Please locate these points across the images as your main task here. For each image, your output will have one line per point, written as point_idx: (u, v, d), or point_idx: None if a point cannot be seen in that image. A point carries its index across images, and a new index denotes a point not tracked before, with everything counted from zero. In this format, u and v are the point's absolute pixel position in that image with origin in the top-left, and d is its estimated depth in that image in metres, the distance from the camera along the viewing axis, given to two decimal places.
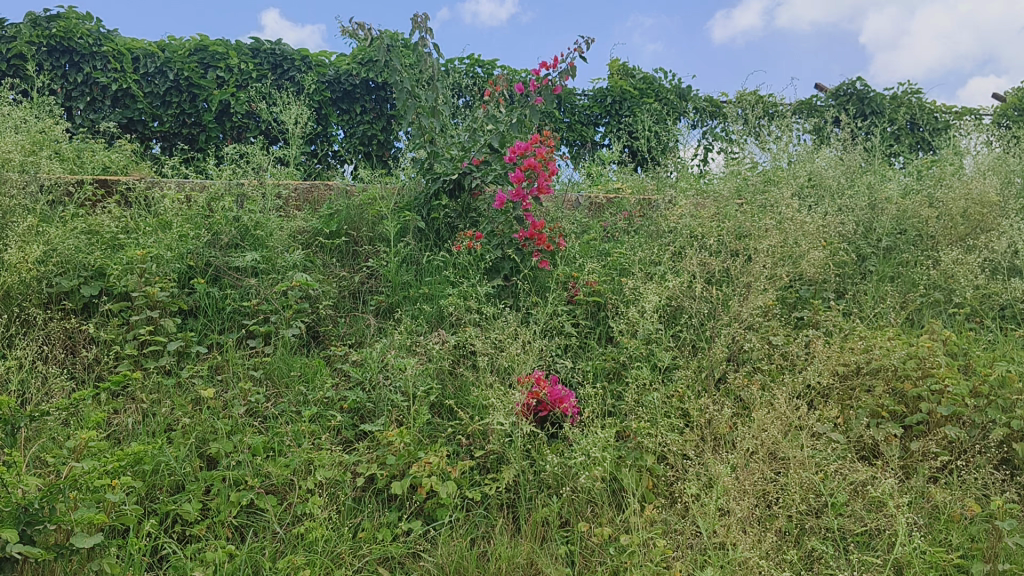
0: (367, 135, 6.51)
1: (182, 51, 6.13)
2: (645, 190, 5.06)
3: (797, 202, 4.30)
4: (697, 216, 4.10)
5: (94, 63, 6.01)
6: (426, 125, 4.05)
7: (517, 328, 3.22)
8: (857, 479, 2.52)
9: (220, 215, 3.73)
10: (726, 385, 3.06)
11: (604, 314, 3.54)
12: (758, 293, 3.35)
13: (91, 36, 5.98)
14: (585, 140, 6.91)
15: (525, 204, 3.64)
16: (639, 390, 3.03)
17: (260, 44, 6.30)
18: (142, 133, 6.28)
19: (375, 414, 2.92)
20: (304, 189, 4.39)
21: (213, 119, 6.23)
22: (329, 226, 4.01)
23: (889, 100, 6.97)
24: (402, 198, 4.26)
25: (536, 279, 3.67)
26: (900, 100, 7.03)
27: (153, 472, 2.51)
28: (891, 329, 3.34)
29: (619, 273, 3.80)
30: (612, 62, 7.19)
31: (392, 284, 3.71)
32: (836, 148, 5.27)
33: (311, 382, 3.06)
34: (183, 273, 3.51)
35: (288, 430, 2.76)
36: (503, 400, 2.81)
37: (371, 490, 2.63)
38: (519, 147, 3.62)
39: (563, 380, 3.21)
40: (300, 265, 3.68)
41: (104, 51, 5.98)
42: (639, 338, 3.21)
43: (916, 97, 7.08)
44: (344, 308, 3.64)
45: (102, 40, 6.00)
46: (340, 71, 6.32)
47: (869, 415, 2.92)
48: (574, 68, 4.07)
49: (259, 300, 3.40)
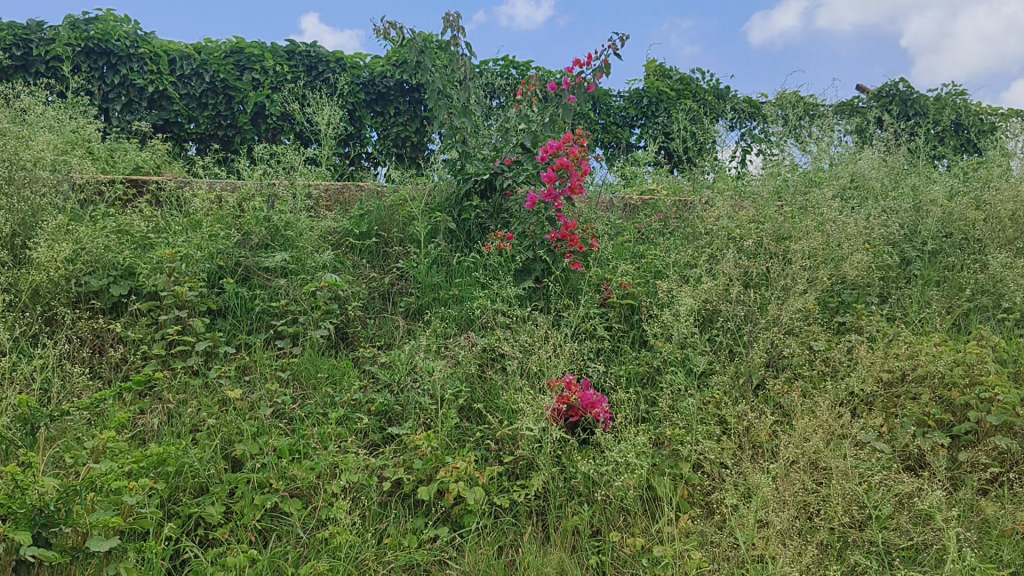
0: (401, 137, 6.48)
1: (218, 53, 6.18)
2: (682, 191, 4.97)
3: (838, 204, 4.19)
4: (734, 219, 4.00)
5: (130, 65, 6.04)
6: (458, 126, 4.01)
7: (548, 331, 3.15)
8: (903, 491, 2.43)
9: (251, 215, 3.71)
10: (765, 392, 2.96)
11: (638, 317, 3.45)
12: (798, 296, 3.25)
13: (128, 38, 6.01)
14: (620, 142, 6.84)
15: (557, 205, 3.57)
16: (674, 396, 2.94)
17: (295, 47, 6.34)
18: (178, 135, 6.31)
19: (402, 417, 2.88)
20: (335, 188, 4.33)
21: (248, 121, 6.25)
22: (360, 227, 3.97)
23: (931, 102, 6.81)
24: (434, 199, 4.21)
25: (568, 281, 3.57)
26: (944, 102, 6.86)
27: (176, 473, 2.48)
28: (936, 335, 3.22)
29: (654, 275, 3.71)
30: (649, 63, 7.11)
31: (422, 285, 3.65)
32: (880, 149, 5.14)
33: (339, 383, 3.01)
34: (213, 273, 3.48)
35: (315, 432, 2.70)
36: (533, 405, 2.75)
37: (397, 495, 2.56)
38: (550, 146, 3.55)
39: (595, 385, 3.13)
40: (330, 266, 3.65)
41: (140, 53, 6.02)
42: (674, 343, 3.13)
43: (960, 99, 6.91)
44: (374, 310, 3.60)
45: (139, 42, 6.03)
46: (374, 73, 6.32)
47: (915, 424, 2.81)
48: (609, 66, 4.00)
49: (289, 300, 3.37)
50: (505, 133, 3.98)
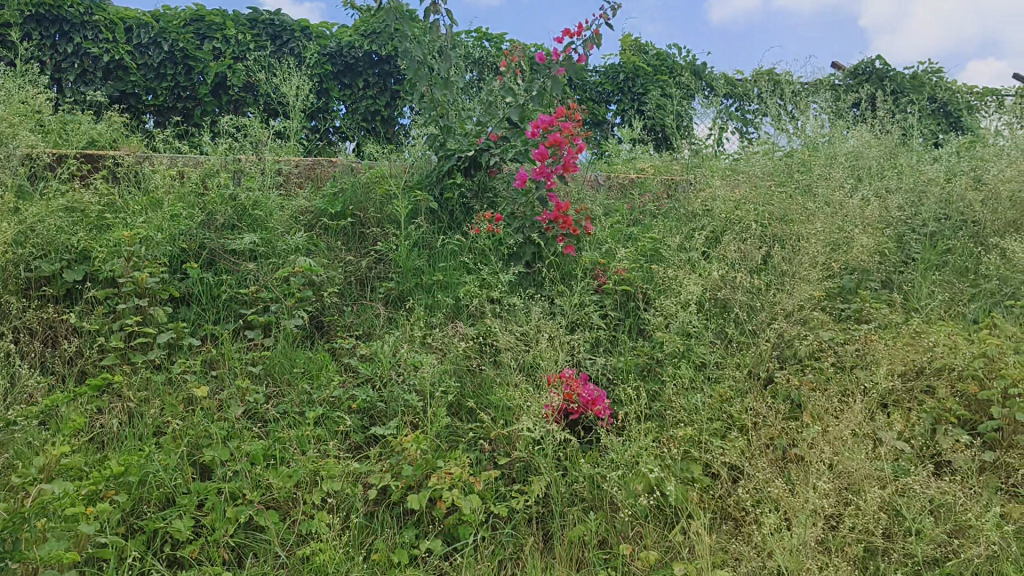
0: (370, 111, 6.20)
1: (177, 21, 5.84)
2: (668, 170, 4.75)
3: (834, 184, 3.99)
4: (728, 199, 3.80)
5: (84, 33, 5.69)
6: (438, 98, 3.76)
7: (542, 321, 2.93)
8: (936, 497, 2.24)
9: (215, 193, 3.43)
10: (775, 386, 2.78)
11: (635, 304, 3.24)
12: (804, 284, 3.06)
13: (81, 4, 5.65)
14: (597, 119, 6.58)
15: (549, 184, 3.32)
16: (678, 391, 2.74)
17: (258, 14, 6.02)
18: (135, 107, 5.97)
19: (387, 416, 2.66)
20: (305, 164, 4.06)
21: (209, 93, 5.92)
22: (334, 207, 3.71)
23: (911, 77, 6.64)
24: (412, 176, 3.96)
25: (560, 266, 3.34)
26: (920, 79, 6.69)
27: (139, 483, 2.23)
28: (948, 324, 3.04)
29: (649, 259, 3.49)
30: (624, 37, 6.87)
31: (403, 270, 3.41)
32: (870, 125, 4.96)
33: (316, 379, 2.78)
34: (176, 256, 3.21)
35: (292, 435, 2.46)
36: (530, 403, 2.53)
37: (385, 504, 2.34)
38: (543, 121, 3.31)
39: (592, 379, 2.92)
40: (303, 249, 3.40)
41: (95, 21, 5.69)
42: (676, 333, 2.93)
43: (937, 76, 6.75)
44: (351, 297, 3.36)
45: (94, 9, 5.70)
46: (342, 43, 6.00)
47: (935, 421, 2.65)
48: (600, 37, 3.75)
49: (259, 287, 3.10)
50: (490, 107, 3.73)
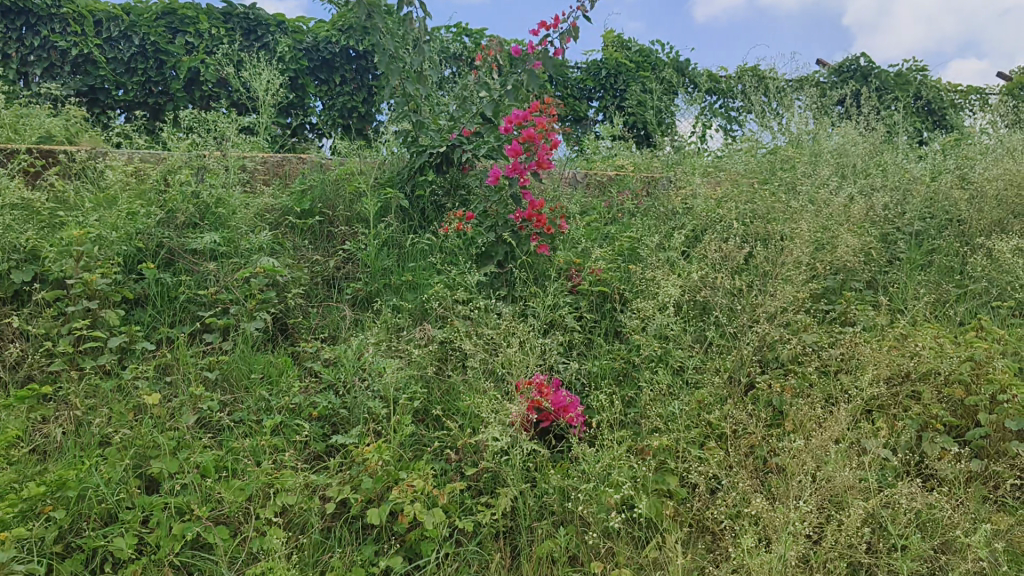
0: (346, 108, 6.06)
1: (148, 14, 5.67)
2: (649, 167, 4.63)
3: (818, 183, 3.88)
4: (709, 197, 3.68)
5: (52, 26, 5.55)
6: (411, 92, 3.63)
7: (514, 324, 2.81)
8: (922, 509, 2.13)
9: (176, 190, 3.29)
10: (755, 391, 2.67)
11: (612, 305, 3.12)
12: (787, 285, 2.95)
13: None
14: (578, 116, 6.46)
15: (523, 180, 3.19)
16: (655, 397, 2.63)
17: (232, 8, 5.83)
18: (104, 103, 5.81)
19: (349, 424, 2.53)
20: (273, 161, 3.92)
21: (181, 88, 5.76)
22: (301, 204, 3.58)
23: (896, 75, 6.56)
24: (383, 173, 3.83)
25: (533, 267, 3.18)
26: (905, 77, 6.60)
27: (80, 498, 2.10)
28: (934, 327, 2.94)
29: (626, 259, 3.37)
30: (606, 33, 6.74)
31: (371, 270, 3.27)
32: (855, 123, 4.86)
33: (275, 385, 2.64)
34: (132, 256, 3.07)
35: (246, 446, 2.33)
36: (499, 412, 2.41)
37: (343, 518, 2.21)
38: (517, 115, 3.17)
39: (566, 384, 2.80)
40: (267, 249, 3.26)
41: (63, 13, 5.50)
42: (653, 336, 2.81)
43: (923, 74, 6.66)
44: (316, 298, 3.22)
45: (61, 1, 5.49)
46: (318, 38, 5.85)
47: (920, 428, 2.54)
48: (577, 29, 3.61)
49: (218, 288, 2.96)
50: (463, 101, 3.60)
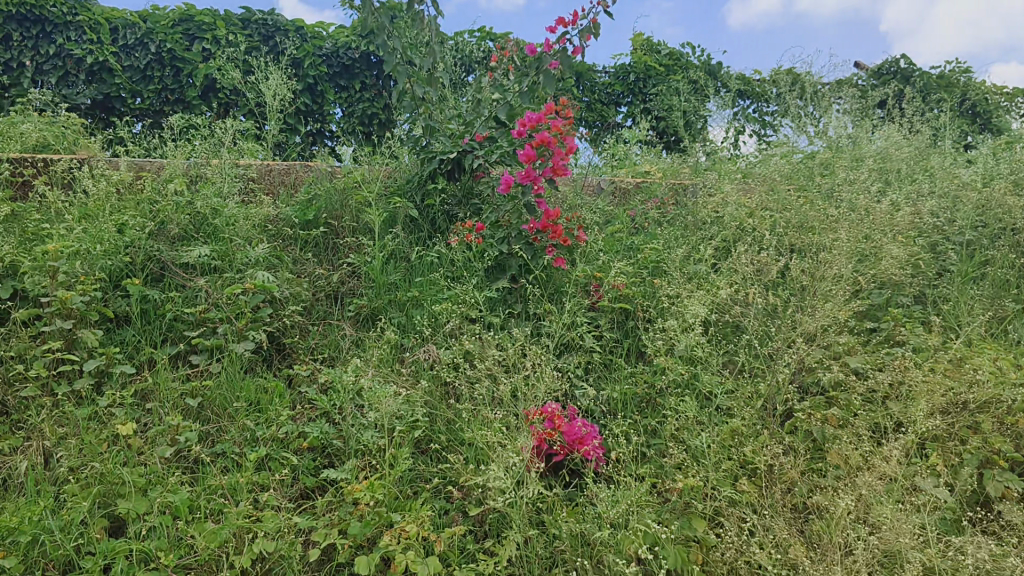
0: (367, 114, 5.81)
1: (165, 21, 5.50)
2: (678, 174, 4.37)
3: (860, 190, 3.58)
4: (741, 206, 3.41)
5: (68, 34, 5.40)
6: (421, 95, 3.40)
7: (526, 346, 2.56)
8: (989, 563, 1.85)
9: (169, 201, 3.08)
10: (793, 421, 2.40)
11: (635, 323, 2.86)
12: (828, 303, 2.67)
13: (65, 4, 5.35)
14: (606, 121, 6.22)
15: (537, 189, 2.92)
16: (680, 428, 2.37)
17: (250, 14, 5.64)
18: (120, 111, 5.65)
19: (342, 457, 2.30)
20: (278, 169, 3.70)
21: (197, 96, 5.57)
22: (305, 215, 3.36)
23: (938, 77, 6.22)
24: (393, 181, 3.60)
25: (549, 281, 2.94)
26: (947, 79, 6.27)
27: (34, 543, 1.88)
28: (992, 349, 2.64)
29: (651, 273, 3.11)
30: (635, 36, 6.48)
31: (376, 285, 3.04)
32: (898, 125, 4.55)
33: (263, 413, 2.42)
34: (119, 272, 2.86)
35: (226, 482, 2.11)
36: (506, 446, 2.16)
37: (329, 566, 1.98)
38: (530, 118, 2.94)
39: (583, 412, 2.55)
40: (265, 262, 3.05)
41: (79, 21, 5.39)
42: (679, 359, 2.55)
43: (966, 75, 6.32)
44: (316, 315, 3.00)
45: (78, 9, 5.39)
46: (338, 44, 5.62)
47: (979, 464, 2.26)
48: (598, 26, 3.35)
49: (208, 305, 2.74)
50: (477, 104, 3.36)
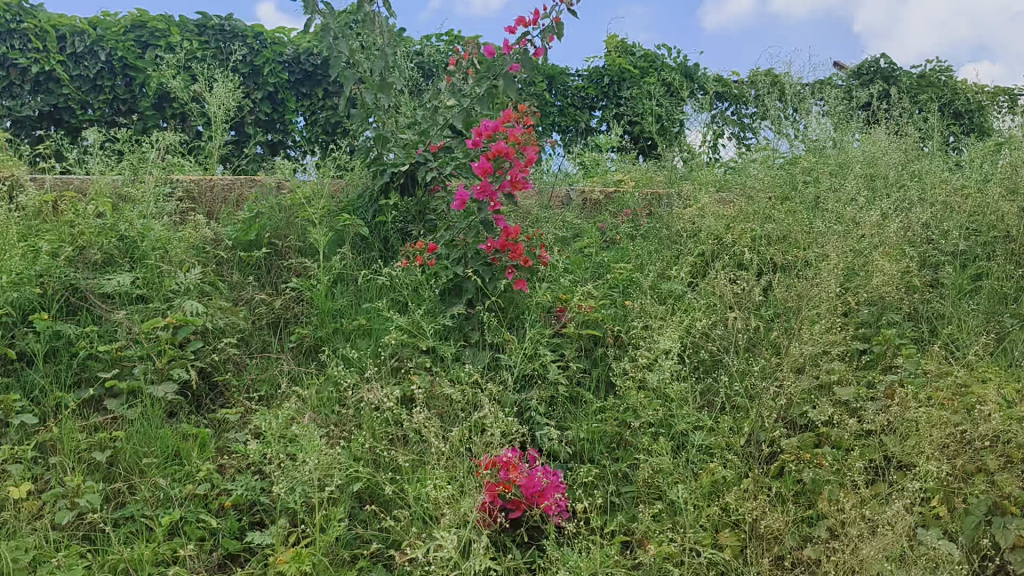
0: (330, 123, 5.36)
1: (117, 28, 5.09)
2: (653, 182, 4.11)
3: (845, 198, 3.33)
4: (718, 218, 3.15)
5: (11, 42, 4.98)
6: (370, 102, 3.13)
7: (481, 383, 2.29)
8: None
9: (90, 224, 2.78)
10: (779, 464, 2.15)
11: (604, 350, 2.60)
12: (816, 327, 2.41)
13: (9, 10, 4.96)
14: (579, 127, 5.95)
15: (493, 205, 2.63)
16: (654, 474, 2.11)
17: (207, 19, 5.21)
18: (69, 124, 5.19)
19: (270, 518, 2.02)
20: (221, 185, 3.42)
21: (151, 106, 5.07)
22: (245, 235, 3.08)
23: (918, 77, 5.99)
24: (343, 197, 3.33)
25: (510, 305, 2.66)
26: (928, 78, 6.04)
27: None
28: (995, 374, 2.39)
29: (622, 293, 2.85)
30: (608, 38, 6.23)
31: (320, 312, 2.76)
32: (883, 127, 4.30)
33: (182, 466, 2.14)
34: (29, 305, 2.56)
35: (129, 555, 1.83)
36: (454, 505, 1.89)
37: None
38: (485, 127, 2.66)
39: (546, 455, 2.28)
40: (198, 290, 2.76)
41: (23, 28, 4.96)
42: (652, 394, 2.29)
43: (947, 74, 6.09)
44: (254, 347, 2.72)
45: (22, 15, 4.98)
46: (299, 49, 5.27)
47: (987, 511, 2.01)
48: (561, 26, 3.08)
49: (127, 342, 2.45)
50: (432, 112, 3.09)
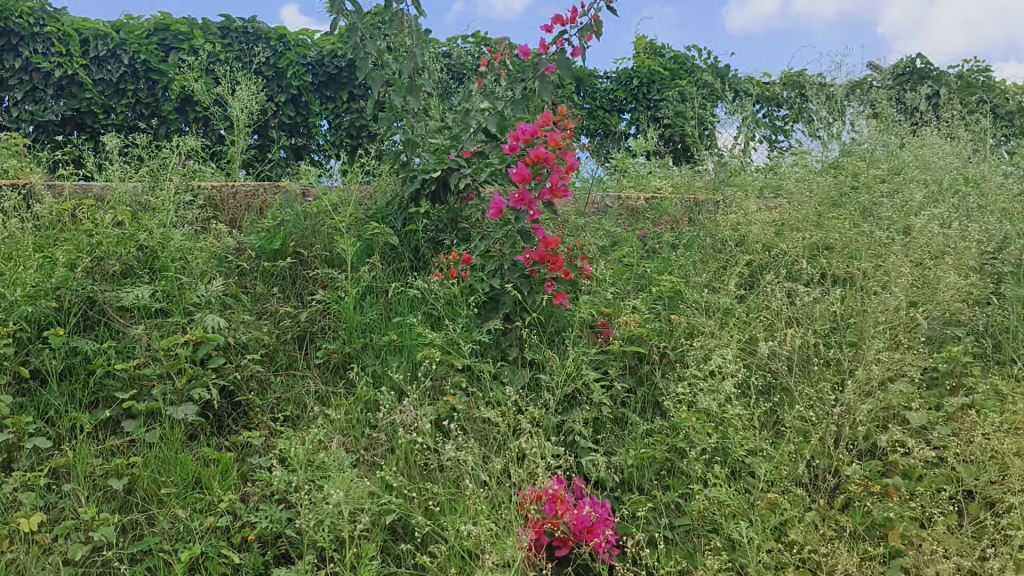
0: (355, 126, 5.23)
1: (140, 31, 4.98)
2: (691, 188, 3.93)
3: (898, 205, 3.15)
4: (765, 225, 2.98)
5: (34, 47, 4.87)
6: (399, 106, 2.98)
7: (521, 406, 2.14)
8: None
9: (109, 233, 2.64)
10: (847, 496, 1.98)
11: (650, 368, 2.44)
12: (881, 346, 2.24)
13: (32, 14, 4.85)
14: (609, 130, 5.77)
15: (532, 214, 2.48)
16: (710, 507, 1.95)
17: (230, 21, 5.11)
18: (92, 128, 5.06)
19: (297, 552, 1.88)
20: (244, 191, 3.30)
21: (173, 109, 4.94)
22: (270, 244, 2.95)
23: (957, 75, 5.75)
24: (371, 205, 3.19)
25: (549, 320, 2.50)
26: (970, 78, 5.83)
27: None
28: None
29: (667, 307, 2.68)
30: (637, 40, 6.06)
31: (348, 326, 2.62)
32: (931, 129, 4.11)
33: (203, 495, 2.00)
34: (46, 320, 2.44)
35: None
36: (497, 542, 1.74)
37: None
38: (523, 131, 2.52)
39: (592, 483, 2.13)
40: (220, 303, 2.62)
41: (46, 32, 4.84)
42: (705, 418, 2.13)
43: (989, 73, 5.87)
44: (279, 364, 2.58)
45: (46, 19, 4.85)
46: (323, 51, 5.13)
47: None
48: (600, 24, 2.92)
49: (145, 360, 2.32)
50: (464, 115, 2.95)
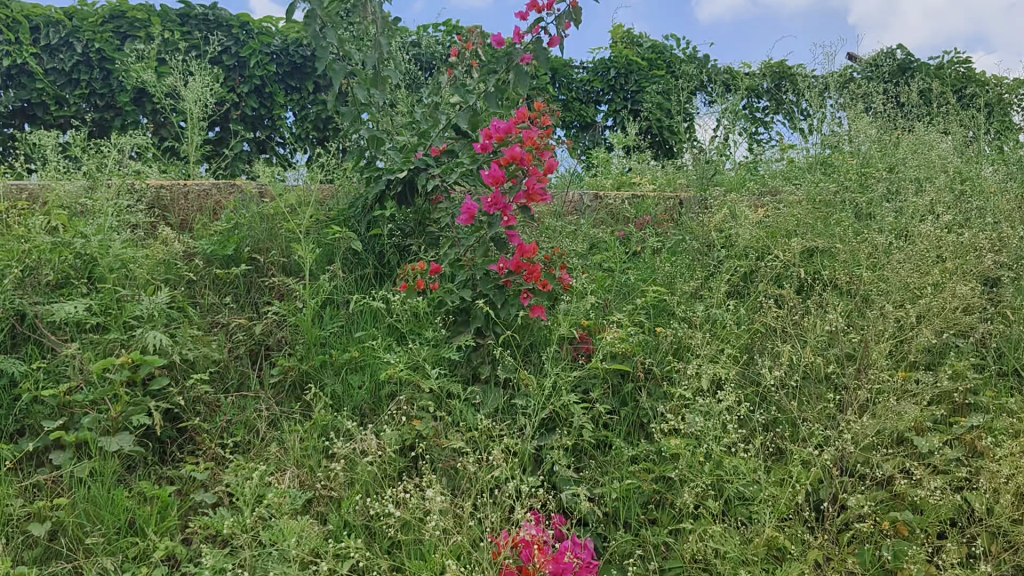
0: (322, 118, 4.99)
1: (94, 18, 4.68)
2: (673, 185, 3.74)
3: (891, 206, 2.97)
4: (754, 227, 2.79)
5: None
6: (363, 100, 2.76)
7: (493, 434, 1.94)
8: None
9: (43, 240, 2.40)
10: (852, 535, 1.80)
11: (635, 386, 2.25)
12: (885, 363, 2.06)
13: None
14: (585, 122, 5.54)
15: (507, 220, 2.26)
16: (703, 549, 1.76)
17: (190, 8, 4.83)
18: (43, 121, 4.76)
19: None
20: (197, 190, 3.07)
21: (129, 101, 4.67)
22: (223, 250, 2.72)
23: (937, 66, 5.62)
24: (333, 206, 2.97)
25: (526, 333, 2.31)
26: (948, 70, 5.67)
27: None
28: None
29: (651, 318, 2.49)
30: (614, 29, 5.84)
31: (306, 341, 2.40)
32: (918, 123, 3.94)
33: (136, 540, 1.78)
34: None
35: None
36: None
37: None
38: (496, 129, 2.32)
39: (573, 518, 1.94)
40: (167, 317, 2.39)
41: None
42: (697, 445, 1.94)
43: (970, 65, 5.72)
44: (230, 383, 2.36)
45: None
46: (288, 40, 4.88)
47: None
48: (578, 11, 2.70)
49: (78, 383, 2.09)
50: (433, 109, 2.72)
